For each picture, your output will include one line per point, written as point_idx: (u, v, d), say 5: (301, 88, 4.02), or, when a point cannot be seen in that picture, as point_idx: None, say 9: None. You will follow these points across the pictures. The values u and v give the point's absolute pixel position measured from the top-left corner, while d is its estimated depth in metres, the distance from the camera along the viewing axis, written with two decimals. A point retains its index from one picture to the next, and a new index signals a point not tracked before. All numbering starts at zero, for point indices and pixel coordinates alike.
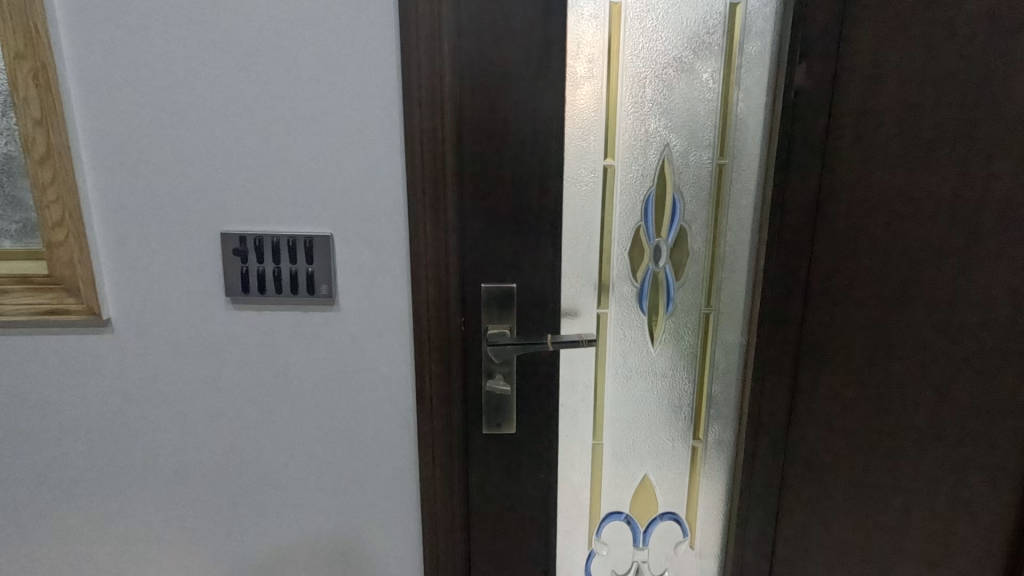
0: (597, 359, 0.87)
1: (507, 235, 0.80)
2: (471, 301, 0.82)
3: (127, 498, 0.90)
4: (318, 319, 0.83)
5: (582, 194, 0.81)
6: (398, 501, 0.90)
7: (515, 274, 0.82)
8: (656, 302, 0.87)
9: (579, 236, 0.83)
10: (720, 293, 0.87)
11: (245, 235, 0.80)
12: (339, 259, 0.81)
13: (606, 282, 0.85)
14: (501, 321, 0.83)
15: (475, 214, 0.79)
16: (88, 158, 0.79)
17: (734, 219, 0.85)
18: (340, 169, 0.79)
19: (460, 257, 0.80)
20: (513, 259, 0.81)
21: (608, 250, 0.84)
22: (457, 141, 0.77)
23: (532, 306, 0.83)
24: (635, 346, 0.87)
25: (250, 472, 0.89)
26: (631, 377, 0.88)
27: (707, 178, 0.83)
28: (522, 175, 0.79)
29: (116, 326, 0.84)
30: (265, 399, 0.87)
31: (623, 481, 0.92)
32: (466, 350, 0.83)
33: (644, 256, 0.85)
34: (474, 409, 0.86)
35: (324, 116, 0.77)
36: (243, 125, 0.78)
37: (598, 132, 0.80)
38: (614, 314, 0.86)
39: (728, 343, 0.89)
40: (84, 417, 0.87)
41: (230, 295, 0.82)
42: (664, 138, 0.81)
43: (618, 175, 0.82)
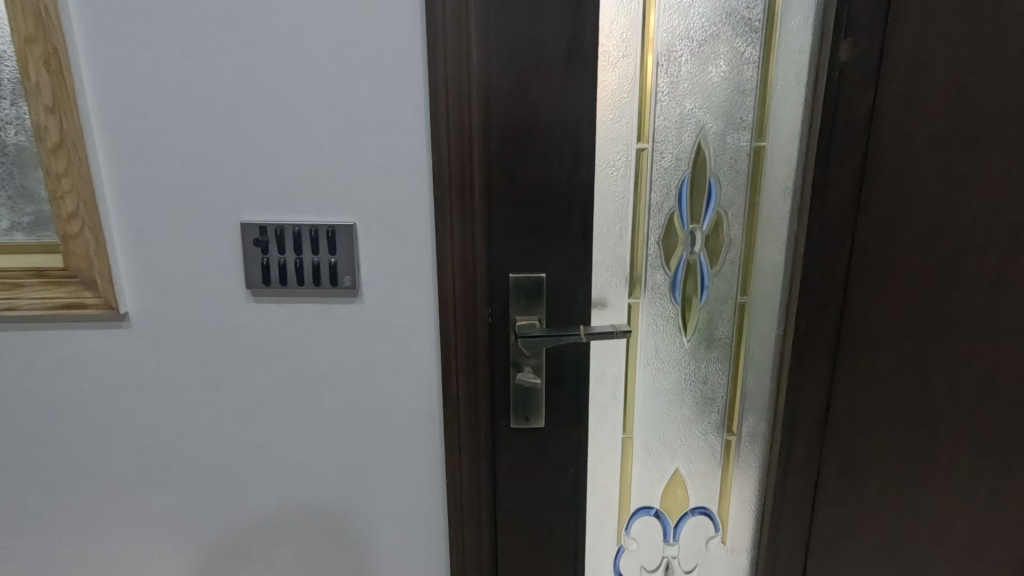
0: (629, 350, 0.84)
1: (537, 223, 0.77)
2: (499, 292, 0.79)
3: (147, 495, 0.89)
4: (340, 311, 0.81)
5: (615, 179, 0.78)
6: (424, 498, 0.88)
7: (545, 263, 0.79)
8: (689, 290, 0.84)
9: (610, 223, 0.80)
10: (757, 281, 0.84)
11: (265, 225, 0.77)
12: (363, 250, 0.79)
13: (638, 271, 0.82)
14: (530, 313, 0.80)
15: (503, 202, 0.76)
16: (103, 146, 0.76)
17: (771, 204, 0.82)
18: (363, 156, 0.76)
19: (488, 246, 0.78)
20: (542, 248, 0.78)
21: (640, 236, 0.81)
22: (484, 126, 0.74)
23: (562, 296, 0.80)
24: (667, 336, 0.85)
25: (272, 469, 0.88)
26: (663, 369, 0.86)
27: (744, 161, 0.80)
28: (553, 161, 0.75)
29: (133, 320, 0.81)
30: (287, 394, 0.84)
31: (653, 475, 0.90)
32: (493, 342, 0.81)
33: (677, 243, 0.82)
34: (501, 402, 0.83)
35: (345, 100, 0.74)
36: (262, 110, 0.75)
37: (631, 114, 0.77)
38: (645, 303, 0.83)
39: (764, 333, 0.86)
40: (103, 412, 0.85)
41: (250, 287, 0.80)
42: (699, 120, 0.79)
43: (651, 159, 0.79)
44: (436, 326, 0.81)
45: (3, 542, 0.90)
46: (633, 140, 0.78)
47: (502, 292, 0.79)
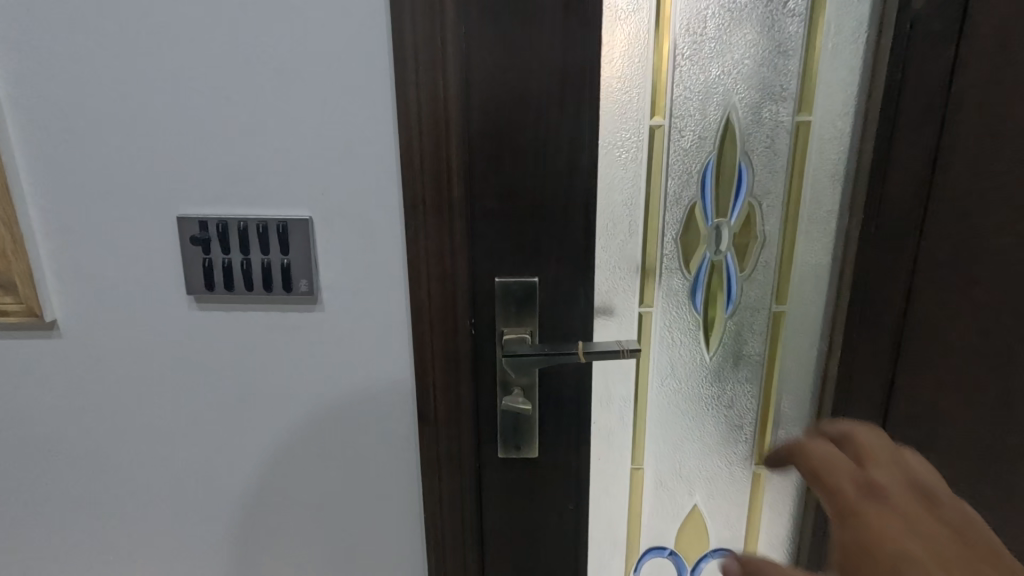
0: (638, 368, 0.71)
1: (528, 219, 0.64)
2: (483, 301, 0.67)
3: (88, 524, 0.79)
4: (297, 321, 0.69)
5: (623, 164, 0.64)
6: (401, 532, 0.77)
7: (538, 266, 0.66)
8: (712, 298, 0.70)
9: (616, 218, 0.66)
10: (796, 287, 0.71)
11: (206, 220, 0.66)
12: (322, 249, 0.66)
13: (651, 275, 0.69)
14: (520, 325, 0.67)
15: (485, 193, 0.63)
16: (19, 125, 0.65)
17: (817, 192, 0.67)
18: (321, 138, 0.64)
19: (469, 247, 0.65)
20: (534, 248, 0.65)
21: (653, 233, 0.67)
22: (461, 101, 0.60)
23: (559, 305, 0.67)
24: (686, 352, 0.71)
25: (228, 499, 0.77)
26: (681, 390, 0.72)
27: (784, 140, 0.66)
28: (546, 141, 0.62)
29: (63, 329, 0.70)
30: (240, 415, 0.73)
31: (666, 513, 0.77)
32: (476, 359, 0.68)
33: (699, 241, 0.68)
34: (487, 428, 0.71)
35: (296, 71, 0.62)
36: (203, 83, 0.63)
37: (643, 83, 0.63)
38: (659, 313, 0.70)
39: (803, 347, 0.73)
40: (36, 433, 0.75)
41: (192, 293, 0.68)
42: (728, 89, 0.64)
43: (668, 139, 0.65)
44: (410, 340, 0.69)
45: None
46: (645, 115, 0.64)
47: (486, 301, 0.67)
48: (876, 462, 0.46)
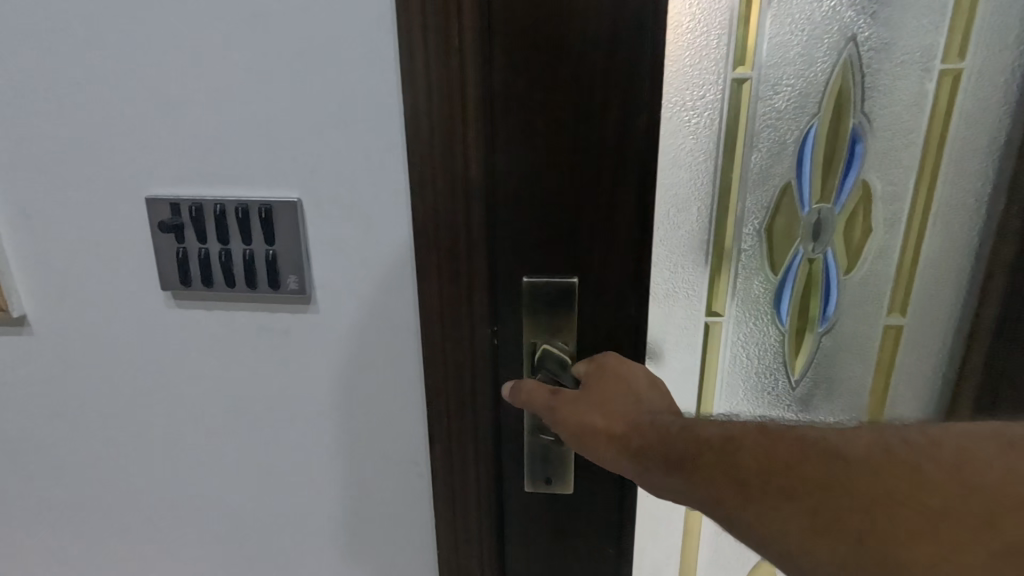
0: (701, 388, 0.60)
1: (565, 207, 0.50)
2: (508, 309, 0.54)
3: (74, 536, 0.71)
4: (288, 323, 0.58)
5: (694, 133, 0.50)
6: (411, 568, 0.66)
7: (578, 265, 0.52)
8: (802, 302, 0.60)
9: (682, 205, 0.53)
10: (909, 292, 0.61)
11: (178, 202, 0.55)
12: (313, 238, 0.55)
13: (724, 271, 0.56)
14: (552, 338, 0.54)
15: (509, 177, 0.50)
16: None
17: (956, 156, 0.57)
18: (310, 102, 0.51)
19: (490, 242, 0.52)
20: (572, 243, 0.51)
21: (731, 218, 0.54)
22: (478, 55, 0.47)
23: (603, 313, 0.54)
24: (768, 357, 0.60)
25: (219, 521, 0.68)
26: (760, 410, 0.62)
27: (911, 110, 0.55)
28: (591, 104, 0.47)
29: (33, 326, 0.62)
30: (229, 428, 0.63)
31: (725, 558, 0.67)
32: (498, 377, 0.56)
33: (793, 235, 0.56)
34: (512, 456, 0.59)
35: (275, 17, 0.49)
36: (168, 35, 0.51)
37: (728, 23, 0.48)
38: (733, 316, 0.58)
39: (915, 341, 0.63)
40: (15, 438, 0.68)
41: (168, 288, 0.58)
42: (847, 39, 0.52)
43: (755, 99, 0.51)
44: (419, 352, 0.57)
45: None
46: (727, 67, 0.49)
47: (510, 310, 0.54)
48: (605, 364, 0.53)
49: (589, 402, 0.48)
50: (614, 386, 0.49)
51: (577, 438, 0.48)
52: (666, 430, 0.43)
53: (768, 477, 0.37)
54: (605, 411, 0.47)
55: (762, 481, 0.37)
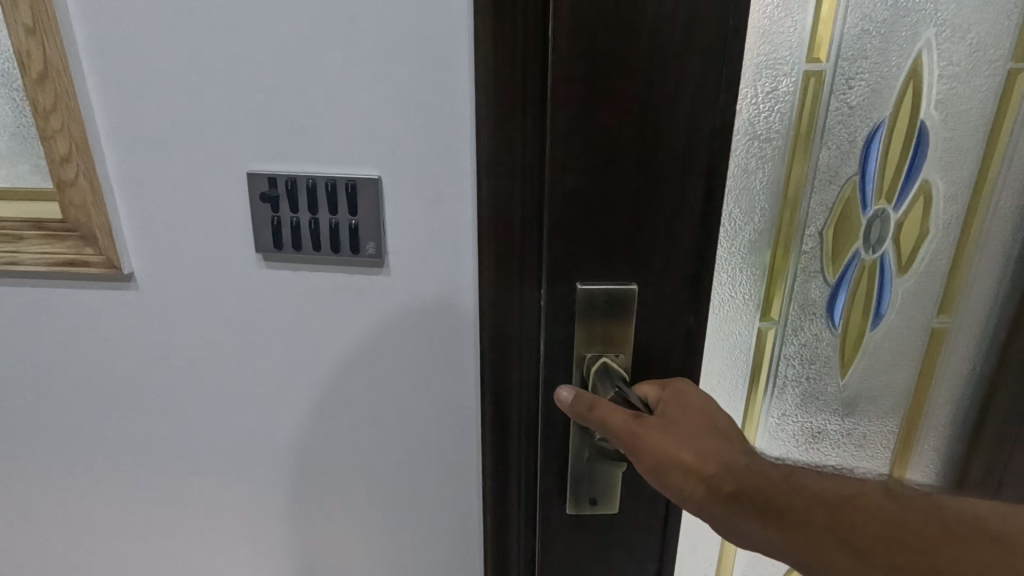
0: (755, 354, 0.68)
1: (631, 215, 0.57)
2: (563, 311, 0.61)
3: (163, 469, 0.82)
4: (363, 284, 0.68)
5: (769, 123, 0.59)
6: (458, 498, 0.77)
7: (634, 270, 0.59)
8: (857, 306, 0.69)
9: (756, 210, 0.62)
10: (955, 297, 0.71)
11: (276, 175, 0.64)
12: (389, 211, 0.64)
13: (788, 252, 0.64)
14: (602, 354, 0.61)
15: (581, 186, 0.56)
16: (89, 72, 0.63)
17: (1002, 153, 0.66)
18: (394, 94, 0.60)
19: (558, 242, 0.58)
20: (635, 246, 0.58)
21: (796, 203, 0.62)
22: (561, 55, 0.52)
23: (652, 308, 0.60)
24: (821, 334, 0.69)
25: (291, 456, 0.79)
26: (812, 381, 0.71)
27: (974, 109, 0.64)
28: (659, 99, 0.53)
29: (138, 281, 0.72)
30: (305, 374, 0.73)
31: (759, 564, 0.80)
32: (549, 374, 0.63)
33: (852, 228, 0.65)
34: (559, 451, 0.67)
35: (367, 20, 0.58)
36: (268, 28, 0.60)
37: (811, 24, 0.56)
38: (789, 291, 0.66)
39: (960, 318, 0.72)
40: (116, 381, 0.78)
41: (262, 251, 0.68)
42: (915, 37, 0.60)
43: (828, 89, 0.59)
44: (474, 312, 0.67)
45: (38, 502, 0.87)
46: (803, 61, 0.57)
47: (564, 308, 0.60)
48: (679, 398, 0.57)
49: (671, 434, 0.53)
50: (694, 419, 0.54)
51: (656, 474, 0.52)
52: (762, 483, 0.48)
53: (888, 547, 0.43)
54: (689, 446, 0.52)
55: (878, 549, 0.43)
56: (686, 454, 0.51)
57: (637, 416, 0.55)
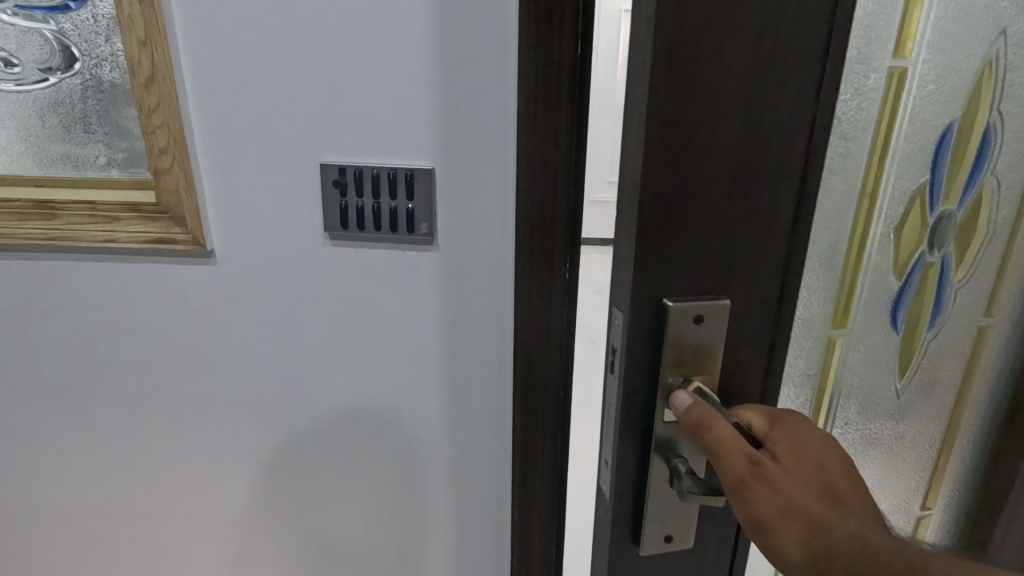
0: (823, 361, 0.66)
1: (728, 219, 0.48)
2: (644, 333, 0.51)
3: (230, 423, 0.94)
4: (416, 259, 0.81)
5: (851, 123, 0.56)
6: (489, 442, 0.91)
7: (726, 281, 0.50)
8: (919, 308, 0.65)
9: (831, 212, 0.59)
10: (1015, 299, 0.65)
11: (345, 166, 0.76)
12: (440, 197, 0.77)
13: (858, 256, 0.62)
14: (690, 376, 0.52)
15: (676, 188, 0.46)
16: (189, 78, 0.75)
17: None
18: (448, 101, 0.73)
19: (644, 254, 0.48)
20: (730, 254, 0.49)
21: (874, 205, 0.60)
22: (649, 38, 0.42)
23: (738, 321, 0.52)
24: (883, 339, 0.66)
25: (344, 406, 0.91)
26: (874, 388, 0.67)
27: None
28: (765, 89, 0.44)
29: (218, 257, 0.83)
30: (362, 337, 0.86)
31: None
32: (623, 403, 0.53)
33: (922, 232, 0.62)
34: (631, 484, 0.56)
35: (429, 40, 0.71)
36: (346, 41, 0.72)
37: (897, 21, 0.54)
38: (859, 296, 0.64)
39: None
40: (193, 345, 0.89)
41: (329, 231, 0.80)
42: (1000, 33, 0.56)
43: (908, 90, 0.56)
44: (511, 281, 0.80)
45: (113, 454, 0.98)
46: (888, 59, 0.55)
47: (646, 329, 0.51)
48: (795, 438, 0.48)
49: (782, 490, 0.46)
50: (812, 474, 0.47)
51: (757, 533, 0.46)
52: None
53: None
54: (802, 506, 0.45)
55: None
56: (797, 515, 0.45)
57: (750, 454, 0.47)
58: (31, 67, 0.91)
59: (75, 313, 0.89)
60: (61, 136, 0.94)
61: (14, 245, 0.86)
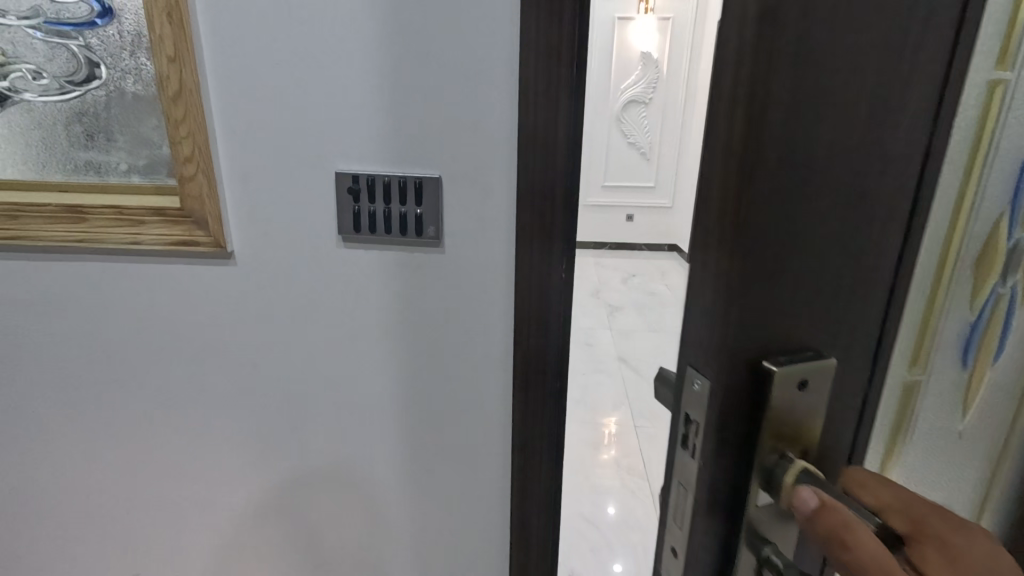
0: (896, 430, 0.51)
1: (838, 252, 0.33)
2: (729, 408, 0.34)
3: (244, 416, 1.00)
4: (422, 260, 0.87)
5: (957, 143, 0.42)
6: (490, 433, 0.97)
7: (831, 333, 0.35)
8: (983, 348, 0.53)
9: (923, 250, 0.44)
10: None
11: (358, 174, 0.83)
12: (447, 203, 0.83)
13: (937, 301, 0.48)
14: (785, 451, 0.35)
15: (774, 202, 0.31)
16: (214, 92, 0.81)
17: None
18: (455, 115, 0.79)
19: (728, 297, 0.32)
20: (834, 300, 0.34)
21: (958, 244, 0.47)
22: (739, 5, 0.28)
23: (849, 390, 0.37)
24: (950, 393, 0.53)
25: (351, 400, 0.97)
26: (932, 451, 0.54)
27: None
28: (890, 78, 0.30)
29: (237, 258, 0.89)
30: (371, 333, 0.92)
31: None
32: (698, 489, 0.36)
33: (994, 268, 0.49)
34: None
35: (437, 58, 0.77)
36: (362, 58, 0.78)
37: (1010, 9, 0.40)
38: (936, 351, 0.50)
39: None
40: (212, 342, 0.95)
41: (343, 233, 0.86)
42: None
43: (1006, 104, 0.43)
44: (512, 285, 0.87)
45: (132, 446, 1.03)
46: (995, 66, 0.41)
47: (733, 401, 0.34)
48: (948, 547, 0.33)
49: None
50: None
51: None
52: None
53: None
54: None
55: None
56: None
57: (901, 569, 0.32)
58: (59, 80, 0.91)
59: (101, 311, 0.95)
60: (84, 144, 0.94)
61: (43, 245, 0.91)
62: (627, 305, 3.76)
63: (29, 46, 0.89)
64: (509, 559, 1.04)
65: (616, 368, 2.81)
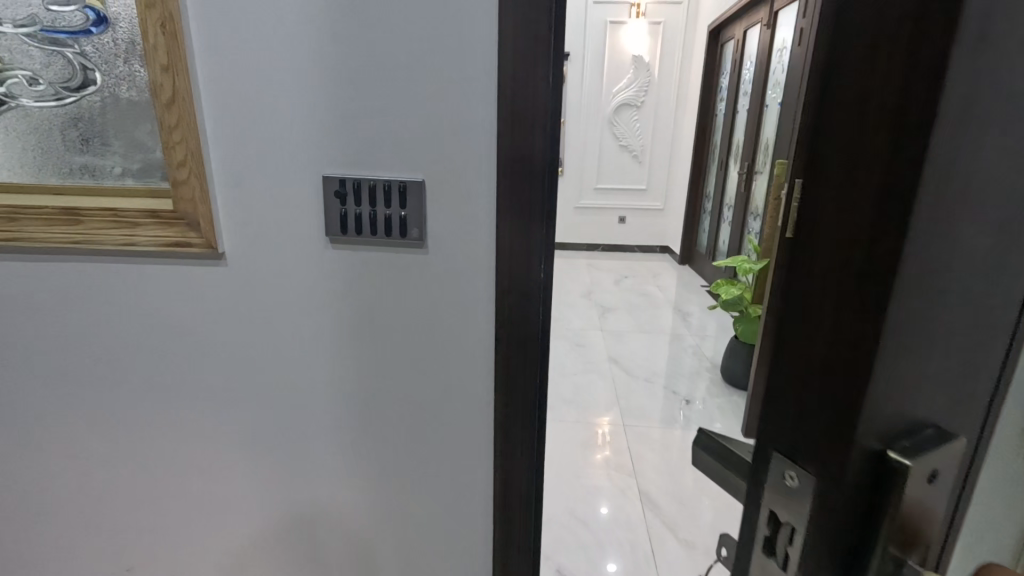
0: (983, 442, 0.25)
1: (1009, 299, 0.22)
2: (834, 511, 0.24)
3: (236, 413, 1.03)
4: (407, 260, 0.91)
5: None
6: (473, 427, 1.00)
7: (964, 398, 0.24)
8: None
9: None
10: None
11: (345, 178, 0.86)
12: (431, 206, 0.87)
13: None
14: (906, 560, 0.24)
15: (933, 228, 0.20)
16: (206, 100, 0.85)
17: None
18: (437, 121, 0.83)
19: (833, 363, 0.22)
20: (975, 351, 0.23)
21: None
22: None
23: (985, 476, 0.27)
24: None
25: (340, 396, 1.00)
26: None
27: None
28: None
29: (229, 259, 0.92)
30: (358, 331, 0.95)
31: None
32: None
33: None
34: None
35: (419, 68, 0.81)
36: (348, 68, 0.82)
37: None
38: None
39: None
40: (204, 340, 0.98)
41: (330, 235, 0.89)
42: None
43: None
44: (494, 284, 0.90)
45: (126, 443, 1.06)
46: None
47: (843, 502, 0.23)
48: None
49: None
50: None
51: None
52: None
53: None
54: None
55: None
56: None
57: None
58: (55, 86, 0.94)
59: (97, 311, 0.98)
60: (79, 148, 0.96)
61: (41, 247, 0.94)
62: (620, 306, 3.81)
63: (26, 54, 0.92)
64: (494, 550, 1.08)
65: (606, 368, 2.85)
